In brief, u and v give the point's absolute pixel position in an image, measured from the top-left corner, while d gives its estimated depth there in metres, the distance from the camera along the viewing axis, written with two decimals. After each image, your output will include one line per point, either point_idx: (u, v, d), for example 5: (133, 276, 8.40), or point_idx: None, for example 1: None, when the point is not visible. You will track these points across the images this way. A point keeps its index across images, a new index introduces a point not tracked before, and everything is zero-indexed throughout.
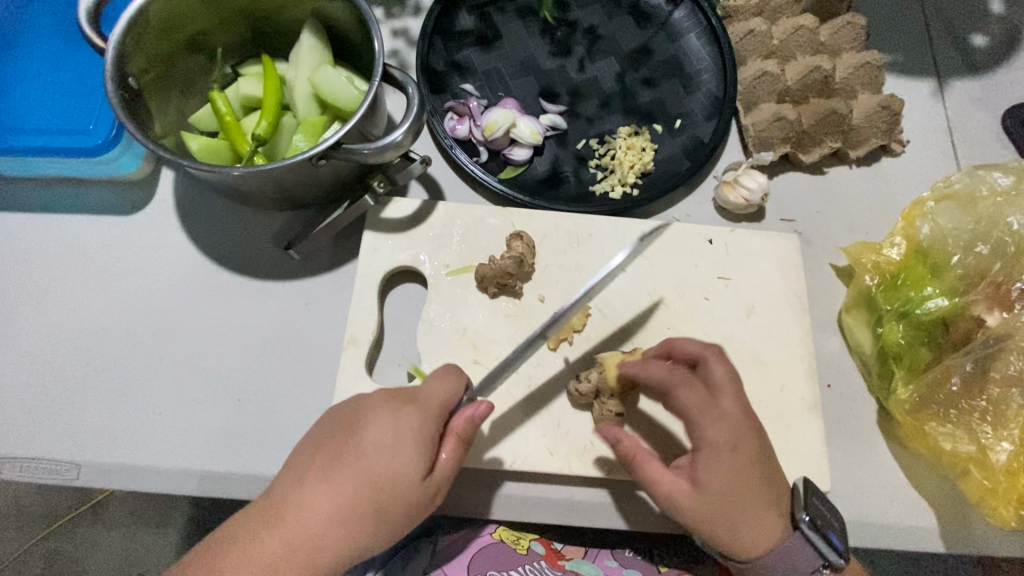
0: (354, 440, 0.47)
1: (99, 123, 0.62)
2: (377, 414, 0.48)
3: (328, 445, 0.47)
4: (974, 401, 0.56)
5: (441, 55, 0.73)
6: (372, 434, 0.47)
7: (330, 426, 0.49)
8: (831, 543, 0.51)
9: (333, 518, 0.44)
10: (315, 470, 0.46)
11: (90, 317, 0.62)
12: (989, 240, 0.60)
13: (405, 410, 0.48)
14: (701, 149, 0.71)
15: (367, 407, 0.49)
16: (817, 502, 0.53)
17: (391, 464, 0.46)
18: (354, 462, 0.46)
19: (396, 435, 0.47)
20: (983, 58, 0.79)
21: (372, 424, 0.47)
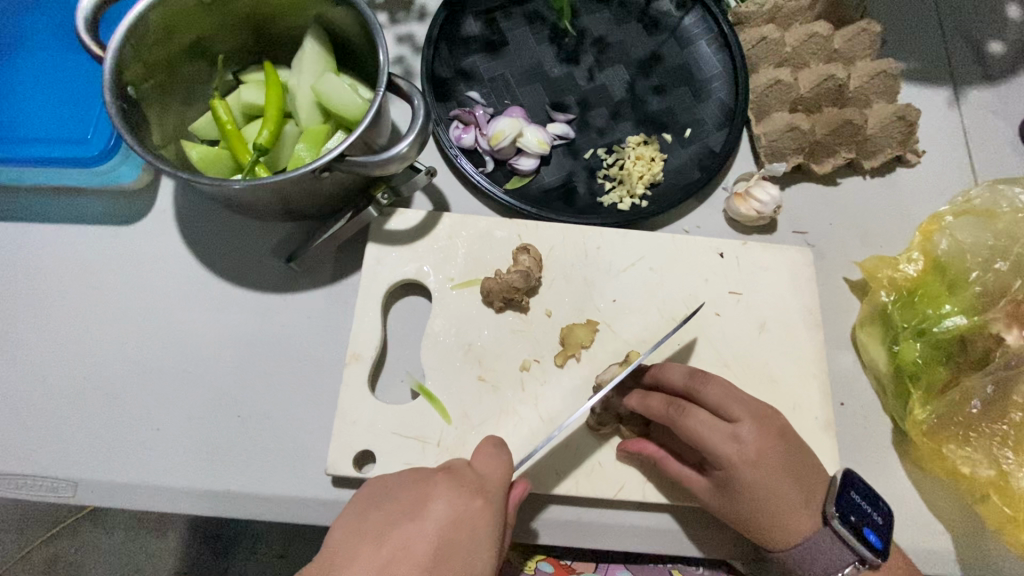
0: (420, 536, 0.44)
1: (97, 132, 0.61)
2: (444, 508, 0.45)
3: (388, 542, 0.44)
4: (991, 424, 0.55)
5: (446, 61, 0.71)
6: (443, 532, 0.44)
7: (383, 517, 0.46)
8: (867, 541, 0.50)
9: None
10: (372, 568, 0.42)
11: (89, 329, 0.60)
12: (1009, 257, 0.59)
13: (475, 503, 0.46)
14: (711, 159, 0.69)
15: (429, 496, 0.46)
16: (856, 498, 0.52)
17: (464, 566, 0.43)
18: (422, 563, 0.43)
19: (468, 534, 0.44)
20: (1001, 65, 0.77)
21: (442, 520, 0.44)
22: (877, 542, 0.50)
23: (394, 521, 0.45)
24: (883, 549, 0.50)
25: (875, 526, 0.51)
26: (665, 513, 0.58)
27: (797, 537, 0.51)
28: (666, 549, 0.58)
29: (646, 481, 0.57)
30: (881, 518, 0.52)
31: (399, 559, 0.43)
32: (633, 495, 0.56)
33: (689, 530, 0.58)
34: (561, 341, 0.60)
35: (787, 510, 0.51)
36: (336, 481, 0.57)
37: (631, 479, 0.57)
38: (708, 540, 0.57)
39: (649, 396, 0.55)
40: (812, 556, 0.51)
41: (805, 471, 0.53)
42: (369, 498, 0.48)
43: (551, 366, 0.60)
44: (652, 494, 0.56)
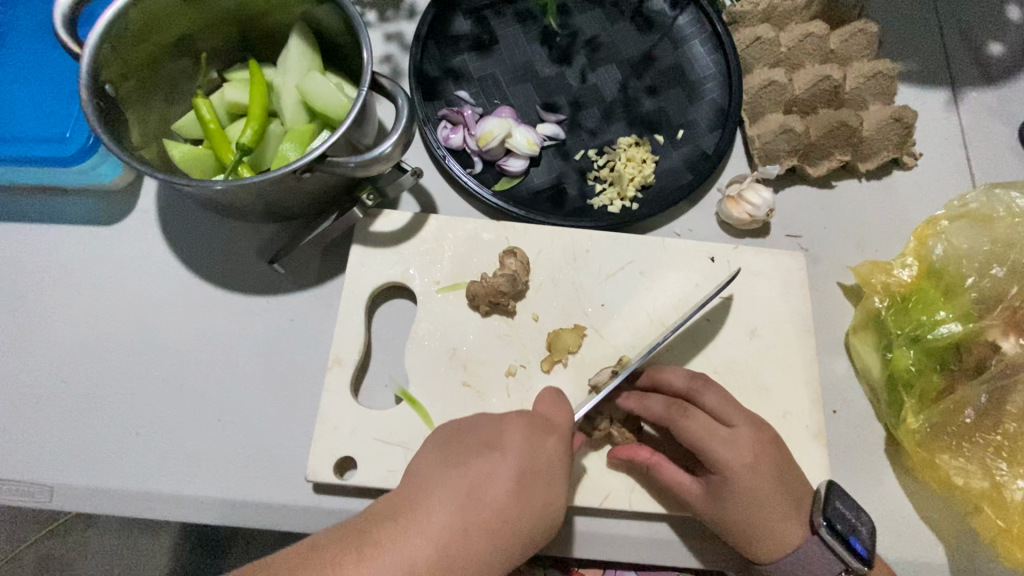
0: (501, 465, 0.44)
1: (75, 130, 0.59)
2: (521, 443, 0.46)
3: (471, 470, 0.44)
4: (986, 433, 0.54)
5: (434, 60, 0.70)
6: (523, 465, 0.45)
7: (461, 449, 0.46)
8: (853, 549, 0.49)
9: (483, 554, 0.41)
10: (458, 493, 0.43)
11: (68, 331, 0.59)
12: (1006, 262, 0.57)
13: (550, 440, 0.47)
14: (704, 161, 0.68)
15: (507, 431, 0.47)
16: (841, 506, 0.51)
17: (542, 498, 0.45)
18: (506, 491, 0.44)
19: (545, 468, 0.46)
20: (1000, 66, 0.76)
21: (522, 454, 0.45)
22: (863, 551, 0.49)
23: (474, 452, 0.45)
24: (870, 557, 0.49)
25: (861, 534, 0.50)
26: (652, 522, 0.57)
27: (784, 548, 0.50)
28: (653, 559, 0.56)
29: (633, 490, 0.56)
30: (866, 527, 0.50)
31: (484, 487, 0.43)
32: (619, 503, 0.55)
33: (676, 539, 0.56)
34: (548, 346, 0.59)
35: (775, 521, 0.50)
36: (316, 487, 0.56)
37: (618, 487, 0.56)
38: (696, 549, 0.56)
39: (647, 398, 0.54)
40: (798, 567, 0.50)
41: (793, 480, 0.52)
42: (440, 437, 0.48)
43: (537, 372, 0.59)
44: (638, 502, 0.55)
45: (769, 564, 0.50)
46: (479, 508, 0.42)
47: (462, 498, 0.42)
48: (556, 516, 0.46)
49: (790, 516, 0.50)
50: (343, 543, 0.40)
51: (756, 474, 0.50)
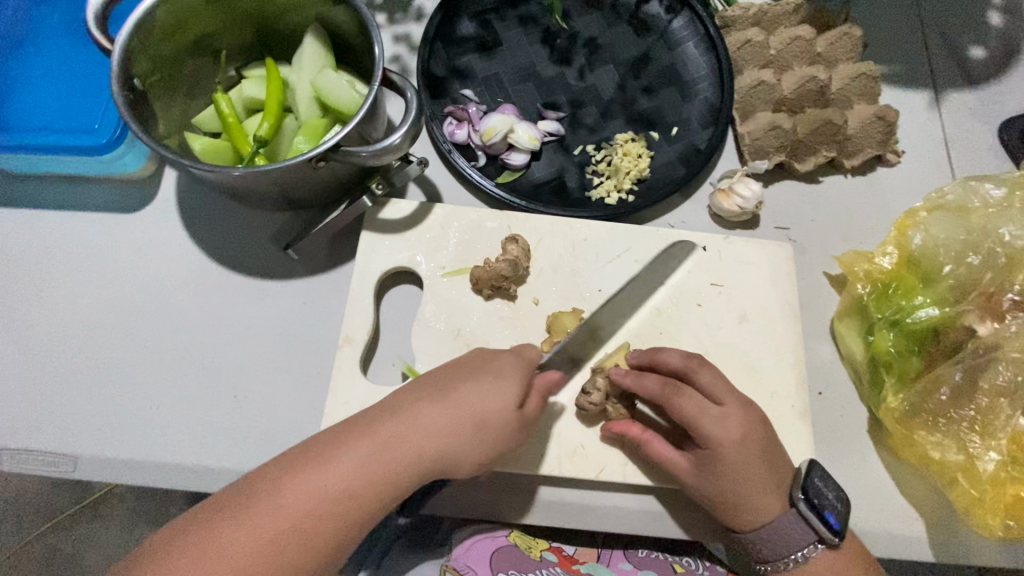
0: (456, 370, 0.51)
1: (103, 123, 0.63)
2: (480, 354, 0.52)
3: (435, 374, 0.51)
4: (963, 410, 0.57)
5: (441, 60, 0.74)
6: (479, 368, 0.51)
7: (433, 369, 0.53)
8: (826, 523, 0.52)
9: (441, 438, 0.46)
10: (417, 388, 0.49)
11: (92, 312, 0.63)
12: (981, 250, 0.61)
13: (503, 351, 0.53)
14: (696, 156, 0.71)
15: (466, 351, 0.54)
16: (818, 482, 0.53)
17: (496, 389, 0.49)
18: (461, 387, 0.49)
19: (499, 368, 0.50)
20: (980, 70, 0.80)
21: (474, 360, 0.52)
22: (836, 523, 0.52)
23: (439, 368, 0.52)
24: (841, 530, 0.52)
25: (835, 508, 0.52)
26: (645, 494, 0.60)
27: (763, 519, 0.53)
28: (646, 530, 0.59)
29: (627, 464, 0.58)
30: (840, 500, 0.52)
31: (443, 386, 0.49)
32: (614, 476, 0.58)
33: (668, 511, 0.59)
34: (548, 329, 0.62)
35: (754, 494, 0.53)
36: None
37: (613, 461, 0.58)
38: (687, 521, 0.59)
39: (644, 376, 0.56)
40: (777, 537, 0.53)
41: (773, 456, 0.54)
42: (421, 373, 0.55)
43: None
44: (632, 475, 0.58)
45: (749, 533, 0.53)
46: (435, 401, 0.48)
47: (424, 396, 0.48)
48: (516, 414, 0.49)
49: (769, 489, 0.53)
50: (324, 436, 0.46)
51: (736, 448, 0.52)
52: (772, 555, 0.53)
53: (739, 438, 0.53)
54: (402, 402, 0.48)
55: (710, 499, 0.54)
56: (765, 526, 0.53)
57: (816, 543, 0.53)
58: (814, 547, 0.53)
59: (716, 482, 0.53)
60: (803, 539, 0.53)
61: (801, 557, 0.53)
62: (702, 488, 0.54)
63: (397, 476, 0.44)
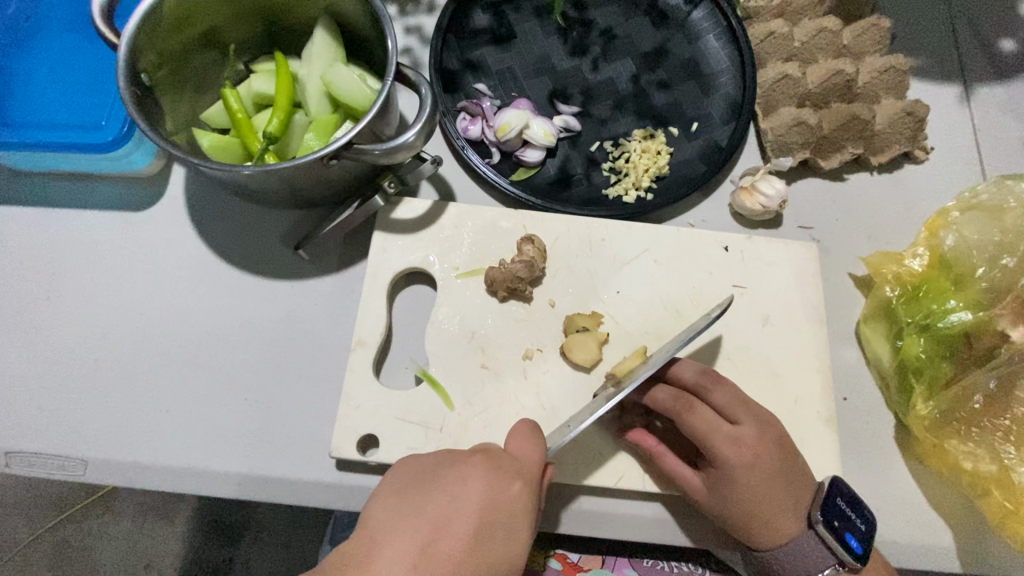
0: (459, 514, 0.44)
1: (110, 119, 0.61)
2: (484, 483, 0.46)
3: (428, 516, 0.44)
4: (998, 419, 0.55)
5: (454, 53, 0.72)
6: (485, 509, 0.44)
7: (426, 492, 0.46)
8: (847, 546, 0.51)
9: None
10: (414, 540, 0.43)
11: (100, 313, 0.62)
12: (1016, 252, 0.58)
13: (513, 486, 0.46)
14: (717, 153, 0.69)
15: (470, 475, 0.46)
16: (842, 504, 0.52)
17: (501, 546, 0.44)
18: (463, 544, 0.43)
19: (506, 512, 0.45)
20: (1012, 63, 0.77)
21: (484, 500, 0.45)
22: (858, 548, 0.51)
23: (430, 494, 0.45)
24: (864, 555, 0.50)
25: (857, 531, 0.51)
26: (664, 502, 0.58)
27: (781, 539, 0.52)
28: (665, 539, 0.58)
29: (646, 471, 0.57)
30: (865, 526, 0.51)
31: (440, 536, 0.43)
32: (632, 484, 0.57)
33: (688, 520, 0.58)
34: (562, 330, 0.61)
35: (769, 514, 0.51)
36: (339, 464, 0.57)
37: (631, 468, 0.57)
38: (708, 529, 0.58)
39: (660, 390, 0.55)
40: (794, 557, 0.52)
41: (789, 475, 0.52)
42: (404, 475, 0.48)
43: (554, 356, 0.60)
44: (651, 483, 0.57)
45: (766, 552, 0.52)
46: (433, 562, 0.42)
47: (418, 553, 0.42)
48: (520, 562, 0.45)
49: (785, 508, 0.52)
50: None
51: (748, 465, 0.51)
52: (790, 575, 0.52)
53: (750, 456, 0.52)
54: (393, 560, 0.41)
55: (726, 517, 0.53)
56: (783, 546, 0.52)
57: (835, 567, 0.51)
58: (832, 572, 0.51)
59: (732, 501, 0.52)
60: (822, 561, 0.51)
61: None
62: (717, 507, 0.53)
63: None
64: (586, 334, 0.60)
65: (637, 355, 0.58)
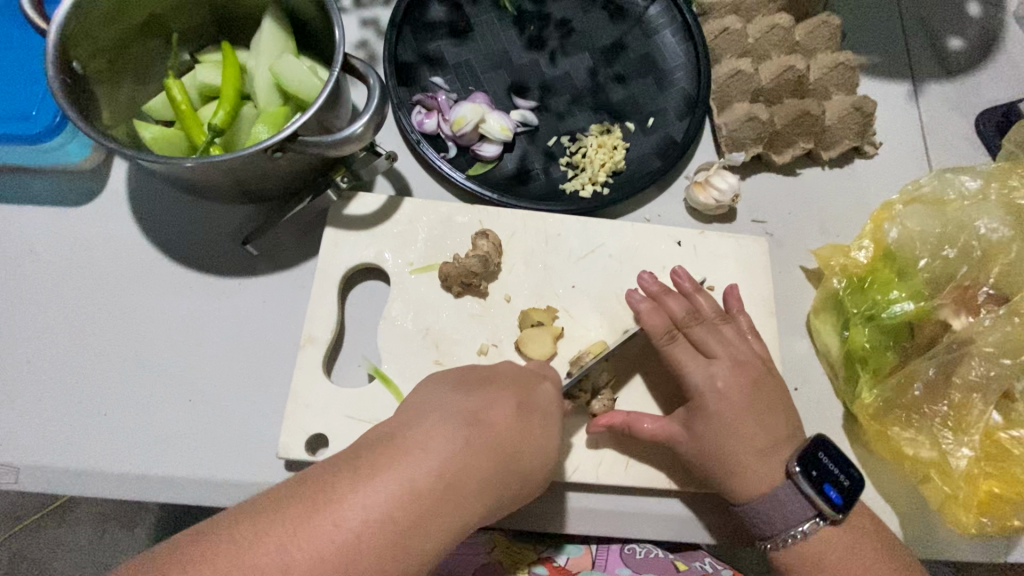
0: (506, 391, 0.47)
1: (41, 109, 0.59)
2: (516, 380, 0.49)
3: (472, 396, 0.45)
4: (936, 406, 0.56)
5: (409, 46, 0.71)
6: (522, 397, 0.47)
7: (464, 379, 0.48)
8: (827, 496, 0.52)
9: (485, 476, 0.41)
10: (461, 408, 0.44)
11: (38, 313, 0.59)
12: (956, 243, 0.60)
13: (542, 383, 0.50)
14: (673, 147, 0.70)
15: (502, 372, 0.50)
16: (825, 458, 0.53)
17: (541, 431, 0.46)
18: (508, 421, 0.45)
19: (541, 406, 0.48)
20: (959, 60, 0.79)
21: (520, 389, 0.48)
22: (837, 498, 0.52)
23: (466, 387, 0.47)
24: (843, 505, 0.52)
25: (840, 485, 0.53)
26: (619, 495, 0.58)
27: (756, 490, 0.53)
28: (619, 533, 0.58)
29: (600, 463, 0.57)
30: (849, 481, 0.53)
31: (484, 414, 0.44)
32: (586, 478, 0.57)
33: (640, 511, 0.58)
34: (518, 324, 0.60)
35: (742, 473, 0.53)
36: (288, 464, 0.56)
37: (585, 463, 0.57)
38: (661, 521, 0.58)
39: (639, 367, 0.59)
40: (768, 514, 0.53)
41: (766, 425, 0.54)
42: (437, 384, 0.48)
43: (509, 351, 0.60)
44: (605, 476, 0.57)
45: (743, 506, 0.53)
46: (484, 428, 0.43)
47: (465, 422, 0.42)
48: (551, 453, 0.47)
49: (762, 457, 0.53)
50: (326, 489, 0.37)
51: (728, 418, 0.54)
52: (770, 530, 0.53)
53: (718, 433, 0.53)
54: (439, 429, 0.41)
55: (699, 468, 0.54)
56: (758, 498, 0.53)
57: (815, 519, 0.52)
58: (813, 522, 0.52)
59: (707, 460, 0.53)
60: (803, 513, 0.52)
61: (800, 532, 0.52)
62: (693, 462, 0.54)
63: (439, 525, 0.38)
64: (541, 328, 0.59)
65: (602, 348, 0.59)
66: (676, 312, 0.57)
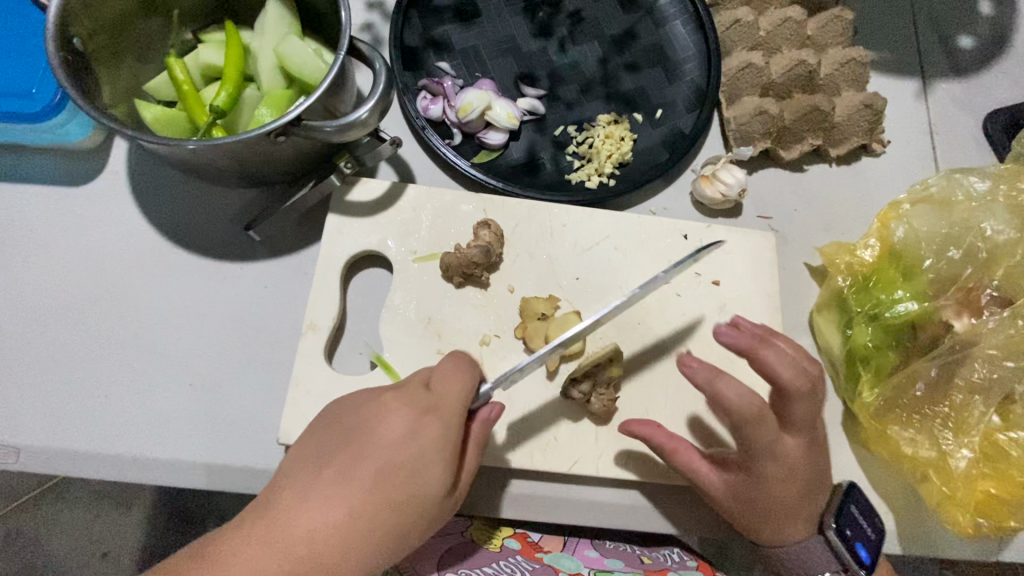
0: (375, 439, 0.46)
1: (41, 86, 0.58)
2: (399, 435, 0.46)
3: (340, 453, 0.45)
4: (937, 406, 0.57)
5: (416, 30, 0.70)
6: (393, 446, 0.45)
7: (344, 426, 0.48)
8: (856, 554, 0.52)
9: (354, 543, 0.42)
10: (327, 471, 0.44)
11: (37, 293, 0.59)
12: (962, 245, 0.60)
13: (423, 416, 0.46)
14: (680, 141, 0.69)
15: (383, 408, 0.48)
16: (855, 511, 0.54)
17: (415, 484, 0.44)
18: (373, 478, 0.44)
19: (416, 450, 0.45)
20: (968, 59, 0.78)
21: (397, 438, 0.45)
22: (865, 556, 0.53)
23: (340, 441, 0.46)
24: (871, 564, 0.52)
25: (867, 541, 0.53)
26: (619, 488, 0.59)
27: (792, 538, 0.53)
28: (620, 525, 0.59)
29: (601, 456, 0.57)
30: (875, 535, 0.53)
31: (348, 474, 0.44)
32: (586, 469, 0.57)
33: (640, 504, 0.59)
34: (520, 314, 0.60)
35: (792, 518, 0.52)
36: (288, 450, 0.56)
37: (585, 455, 0.57)
38: (662, 514, 0.59)
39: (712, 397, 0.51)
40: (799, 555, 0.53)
41: (805, 498, 0.52)
42: (322, 432, 0.48)
43: (512, 342, 0.60)
44: (604, 469, 0.57)
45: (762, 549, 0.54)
46: (346, 490, 0.43)
47: (327, 486, 0.43)
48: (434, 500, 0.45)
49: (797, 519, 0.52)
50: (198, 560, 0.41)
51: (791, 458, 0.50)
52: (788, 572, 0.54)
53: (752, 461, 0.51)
54: (306, 499, 0.43)
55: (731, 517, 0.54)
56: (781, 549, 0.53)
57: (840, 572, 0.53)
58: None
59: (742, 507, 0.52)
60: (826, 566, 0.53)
61: None
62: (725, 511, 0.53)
63: None
64: (543, 320, 0.59)
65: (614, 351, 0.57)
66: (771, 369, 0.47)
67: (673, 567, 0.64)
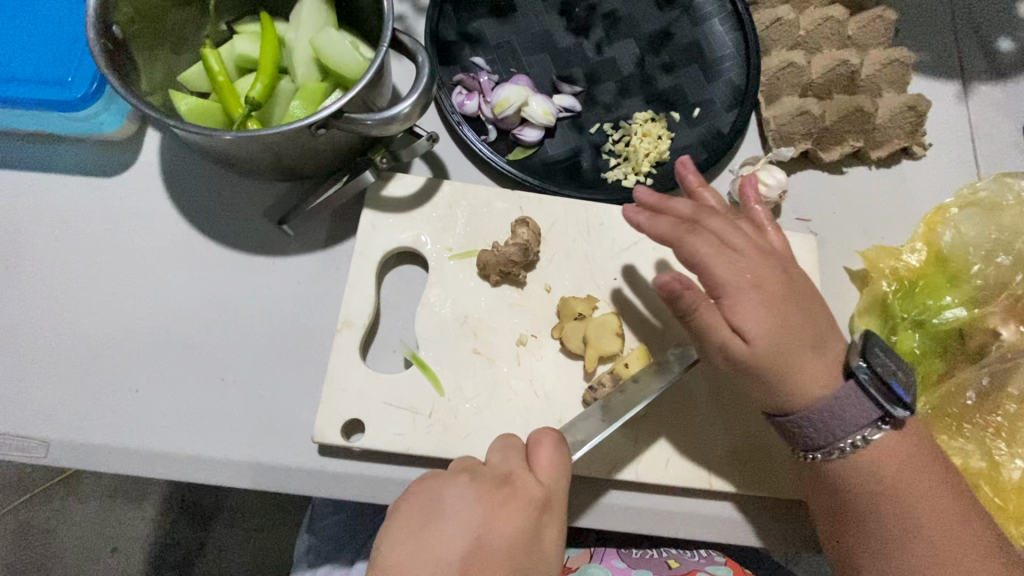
0: (484, 533, 0.42)
1: (77, 75, 0.57)
2: (508, 524, 0.43)
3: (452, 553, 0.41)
4: (989, 416, 0.55)
5: (451, 24, 0.69)
6: (509, 538, 0.42)
7: (441, 526, 0.43)
8: (893, 395, 0.48)
9: None
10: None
11: (68, 284, 0.58)
12: (1012, 251, 0.58)
13: (528, 499, 0.44)
14: (719, 140, 0.68)
15: (478, 493, 0.44)
16: (880, 350, 0.50)
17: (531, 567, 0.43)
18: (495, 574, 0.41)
19: (531, 533, 0.43)
20: (1009, 62, 0.77)
21: (510, 528, 0.43)
22: (903, 395, 0.48)
23: (443, 537, 0.42)
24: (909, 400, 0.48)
25: (901, 379, 0.49)
26: (657, 493, 0.58)
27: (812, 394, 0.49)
28: (657, 531, 0.58)
29: (639, 461, 0.57)
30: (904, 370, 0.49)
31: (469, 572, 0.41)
32: (625, 474, 0.56)
33: (677, 510, 0.58)
34: (558, 314, 0.59)
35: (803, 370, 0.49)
36: (322, 450, 0.55)
37: (624, 459, 0.57)
38: (699, 520, 0.58)
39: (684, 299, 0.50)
40: (829, 415, 0.49)
41: (820, 347, 0.50)
42: (412, 525, 0.43)
43: (548, 343, 0.58)
44: (644, 474, 0.56)
45: (793, 417, 0.50)
46: None
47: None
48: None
49: (820, 372, 0.49)
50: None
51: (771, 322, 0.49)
52: (822, 441, 0.49)
53: (761, 333, 0.49)
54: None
55: (752, 378, 0.50)
56: (810, 405, 0.49)
57: (877, 424, 0.49)
58: (874, 425, 0.49)
59: (764, 355, 0.49)
60: (864, 421, 0.49)
61: (862, 438, 0.49)
62: (743, 368, 0.50)
63: None
64: (581, 321, 0.57)
65: (631, 356, 0.57)
66: (685, 210, 0.54)
67: (701, 565, 0.66)
